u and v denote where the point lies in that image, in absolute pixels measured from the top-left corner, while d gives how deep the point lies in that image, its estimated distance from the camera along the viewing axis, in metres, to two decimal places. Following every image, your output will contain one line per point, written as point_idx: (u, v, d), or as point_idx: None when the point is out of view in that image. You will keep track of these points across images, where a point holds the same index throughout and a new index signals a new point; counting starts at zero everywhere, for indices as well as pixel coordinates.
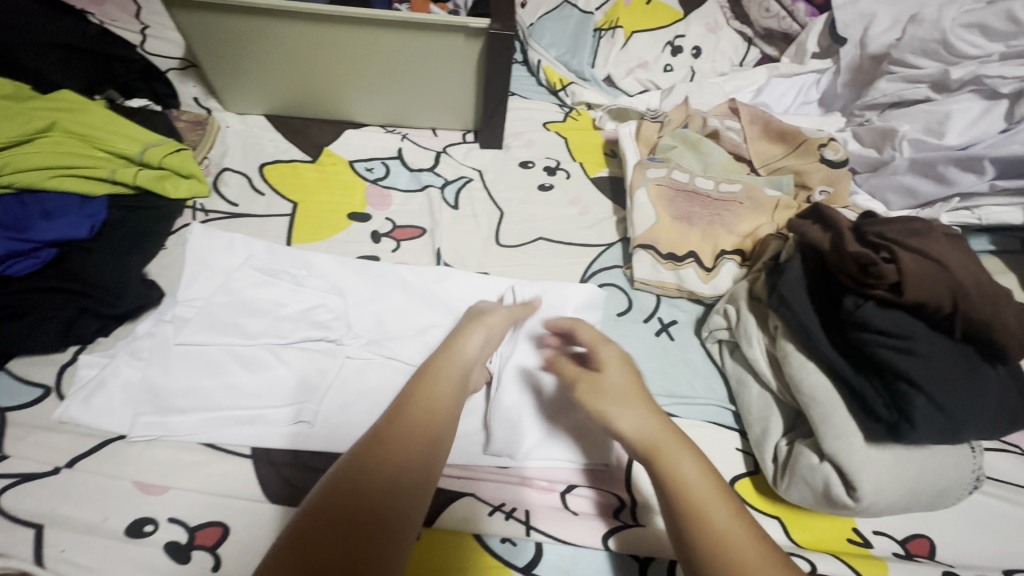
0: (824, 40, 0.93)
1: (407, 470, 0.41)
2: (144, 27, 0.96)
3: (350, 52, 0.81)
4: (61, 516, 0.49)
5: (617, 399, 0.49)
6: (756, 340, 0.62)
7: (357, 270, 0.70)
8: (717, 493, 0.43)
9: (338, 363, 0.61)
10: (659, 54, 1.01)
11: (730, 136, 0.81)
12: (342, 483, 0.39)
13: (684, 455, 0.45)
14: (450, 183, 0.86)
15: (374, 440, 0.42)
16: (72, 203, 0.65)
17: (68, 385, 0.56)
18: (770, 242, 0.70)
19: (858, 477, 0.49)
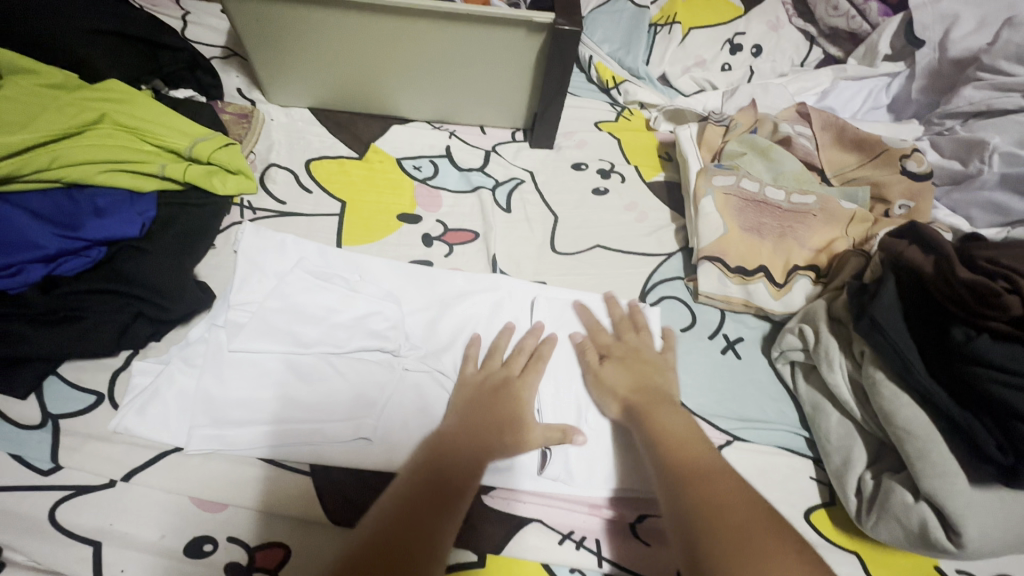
0: (898, 41, 0.88)
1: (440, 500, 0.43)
2: (185, 13, 0.93)
3: (403, 46, 0.78)
4: (120, 532, 0.47)
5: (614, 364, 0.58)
6: (838, 365, 0.58)
7: (411, 276, 0.67)
8: (695, 443, 0.47)
9: (396, 375, 0.58)
10: (717, 52, 0.96)
11: (802, 144, 0.76)
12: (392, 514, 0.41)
13: (669, 414, 0.51)
14: (501, 184, 0.82)
15: (421, 468, 0.46)
16: (122, 199, 0.62)
17: (121, 393, 0.54)
18: (849, 258, 0.66)
19: (962, 521, 0.46)
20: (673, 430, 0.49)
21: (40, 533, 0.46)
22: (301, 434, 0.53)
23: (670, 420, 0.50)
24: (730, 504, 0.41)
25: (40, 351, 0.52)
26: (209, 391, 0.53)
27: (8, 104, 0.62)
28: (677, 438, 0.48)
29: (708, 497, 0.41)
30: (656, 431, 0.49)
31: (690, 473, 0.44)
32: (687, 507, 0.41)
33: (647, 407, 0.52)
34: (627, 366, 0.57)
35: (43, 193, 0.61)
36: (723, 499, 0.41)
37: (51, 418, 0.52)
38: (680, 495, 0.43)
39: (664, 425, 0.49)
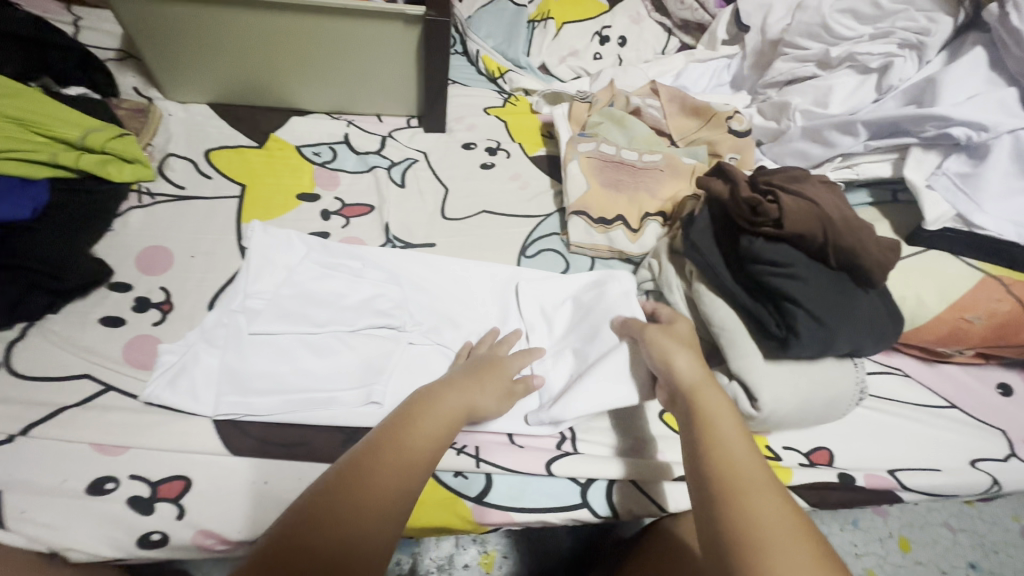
0: (732, 28, 1.03)
1: (375, 506, 0.44)
2: (77, 19, 0.96)
3: (288, 40, 0.84)
4: (19, 480, 0.50)
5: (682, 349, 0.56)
6: (676, 286, 0.69)
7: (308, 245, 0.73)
8: (767, 494, 0.44)
9: (401, 347, 0.65)
10: (588, 43, 1.09)
11: (651, 112, 0.89)
12: (314, 516, 0.42)
13: (720, 409, 0.50)
14: (396, 164, 0.90)
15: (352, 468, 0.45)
16: (12, 186, 0.65)
17: (17, 360, 0.57)
18: (687, 204, 0.79)
19: (758, 389, 0.58)
20: (723, 433, 0.49)
21: None
22: (314, 401, 0.59)
23: (722, 420, 0.49)
24: (775, 525, 0.42)
25: None
26: (234, 366, 0.59)
27: None
28: (727, 447, 0.47)
29: (751, 515, 0.42)
30: (708, 432, 0.49)
31: (740, 489, 0.44)
32: (731, 526, 0.42)
33: (703, 394, 0.52)
34: (687, 345, 0.57)
35: None
36: (769, 519, 0.42)
37: None
38: (729, 514, 0.43)
39: (717, 425, 0.49)
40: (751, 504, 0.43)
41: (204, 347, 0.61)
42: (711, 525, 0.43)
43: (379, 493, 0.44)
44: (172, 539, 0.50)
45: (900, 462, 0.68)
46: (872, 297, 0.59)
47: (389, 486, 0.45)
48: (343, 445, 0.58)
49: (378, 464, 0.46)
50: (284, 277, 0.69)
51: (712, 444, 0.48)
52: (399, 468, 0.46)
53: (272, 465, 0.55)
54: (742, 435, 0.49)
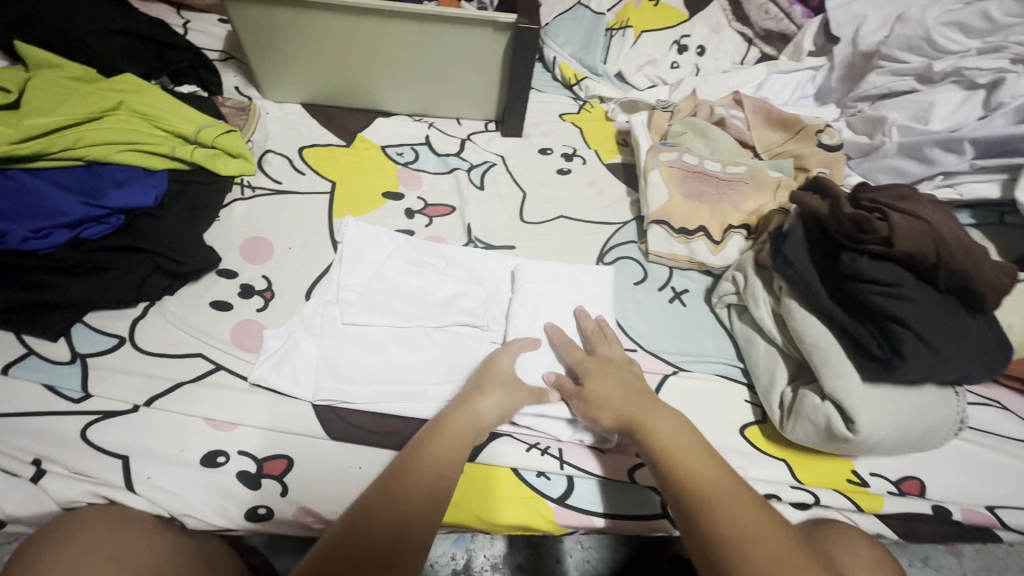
0: (820, 39, 1.01)
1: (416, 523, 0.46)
2: (186, 22, 1.03)
3: (382, 45, 0.87)
4: (143, 447, 0.54)
5: (603, 394, 0.57)
6: (763, 301, 0.68)
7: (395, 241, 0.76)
8: (736, 498, 0.46)
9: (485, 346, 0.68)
10: (666, 52, 1.08)
11: (736, 124, 0.88)
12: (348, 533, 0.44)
13: (665, 430, 0.52)
14: (476, 167, 0.92)
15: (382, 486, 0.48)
16: (138, 175, 0.70)
17: (141, 336, 0.62)
18: (773, 217, 0.77)
19: (855, 411, 0.56)
20: (681, 451, 0.50)
21: (75, 448, 0.53)
22: (405, 393, 0.61)
23: (667, 435, 0.51)
24: (758, 530, 0.44)
25: (71, 297, 0.60)
26: (330, 355, 0.62)
27: (37, 93, 0.69)
28: (690, 464, 0.49)
29: (736, 523, 0.44)
30: (666, 456, 0.50)
31: (719, 502, 0.46)
32: (716, 538, 0.44)
33: (648, 429, 0.52)
34: (620, 390, 0.57)
35: (68, 170, 0.69)
36: (751, 526, 0.44)
37: (80, 356, 0.59)
38: (710, 528, 0.45)
39: (669, 447, 0.50)
40: (733, 514, 0.45)
41: (302, 334, 0.64)
42: (696, 541, 0.45)
43: (411, 503, 0.46)
44: (276, 514, 0.53)
45: (999, 499, 0.64)
46: (980, 324, 0.57)
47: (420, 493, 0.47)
48: None
49: (400, 474, 0.48)
50: (374, 272, 0.71)
51: (674, 464, 0.49)
52: (426, 476, 0.48)
53: (365, 452, 0.57)
54: (699, 450, 0.50)
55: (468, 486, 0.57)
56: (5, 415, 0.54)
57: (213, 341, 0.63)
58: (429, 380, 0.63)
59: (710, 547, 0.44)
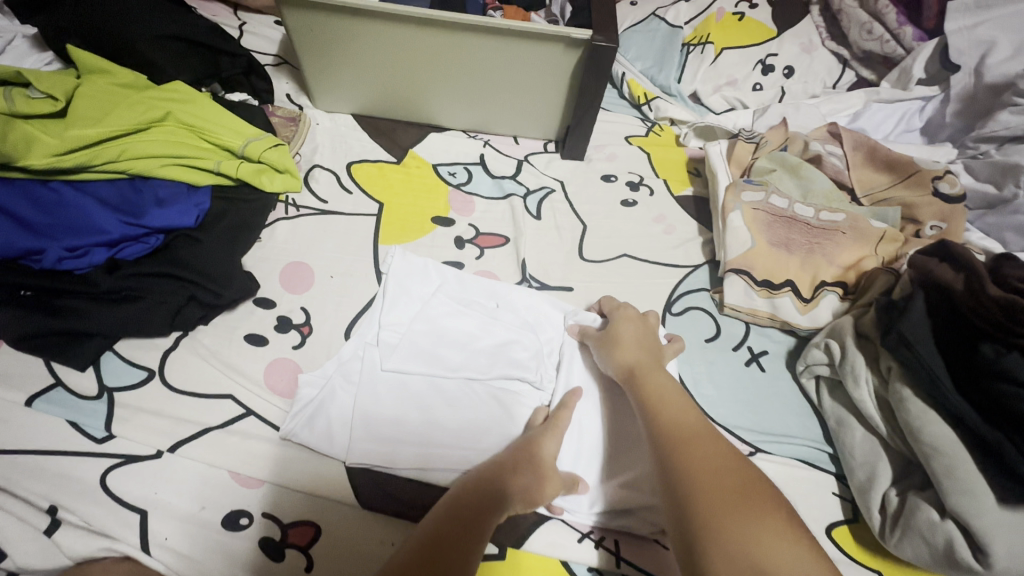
0: (933, 66, 0.88)
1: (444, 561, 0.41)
2: (242, 24, 0.99)
3: (442, 57, 0.81)
4: (163, 502, 0.50)
5: (616, 344, 0.59)
6: (864, 380, 0.58)
7: (443, 275, 0.69)
8: (710, 439, 0.46)
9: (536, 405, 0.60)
10: (748, 72, 0.98)
11: (832, 162, 0.78)
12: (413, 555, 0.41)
13: (660, 386, 0.53)
14: (532, 193, 0.85)
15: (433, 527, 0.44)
16: (181, 191, 0.67)
17: (171, 372, 0.57)
18: (877, 277, 0.66)
19: (990, 541, 0.46)
20: (667, 397, 0.51)
21: (93, 497, 0.49)
22: (445, 459, 0.54)
23: (664, 390, 0.52)
24: (718, 463, 0.44)
25: (102, 326, 0.56)
26: (367, 409, 0.56)
27: (85, 101, 0.66)
28: (668, 409, 0.50)
29: (697, 458, 0.44)
30: (651, 401, 0.51)
31: (686, 438, 0.46)
32: (674, 467, 0.44)
33: (645, 380, 0.54)
34: (635, 343, 0.59)
35: (110, 184, 0.65)
36: (712, 460, 0.44)
37: (107, 391, 0.55)
38: (674, 459, 0.45)
39: (658, 394, 0.52)
40: (696, 450, 0.45)
41: (339, 380, 0.58)
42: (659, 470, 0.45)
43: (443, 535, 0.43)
44: None
45: None
46: None
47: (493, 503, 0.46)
48: None
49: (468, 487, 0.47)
50: (418, 310, 0.65)
51: (656, 407, 0.50)
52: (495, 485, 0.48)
53: (398, 525, 0.51)
54: (684, 403, 0.51)
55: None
56: (24, 454, 0.50)
57: (245, 382, 0.58)
58: (473, 444, 0.56)
59: (668, 472, 0.44)
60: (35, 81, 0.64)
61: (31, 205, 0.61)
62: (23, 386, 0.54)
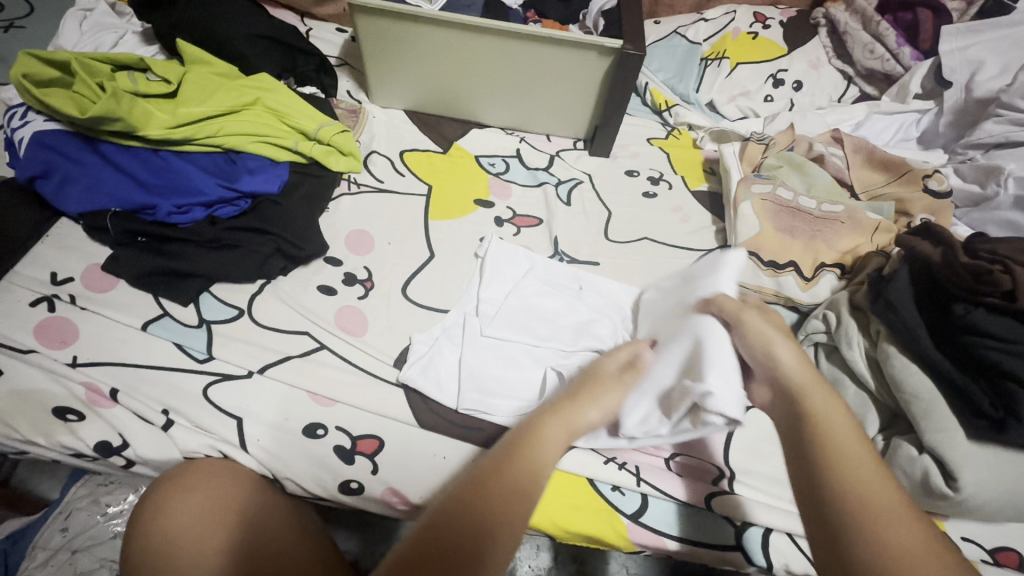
0: (928, 82, 0.98)
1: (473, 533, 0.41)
2: (308, 29, 1.11)
3: (490, 61, 0.92)
4: (253, 412, 0.59)
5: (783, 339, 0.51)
6: (856, 343, 0.66)
7: (514, 257, 0.78)
8: (900, 506, 0.40)
9: None
10: (761, 85, 1.08)
11: (834, 161, 0.87)
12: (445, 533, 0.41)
13: (839, 417, 0.45)
14: (563, 182, 0.95)
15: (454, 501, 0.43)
16: (266, 164, 0.77)
17: (257, 311, 0.67)
18: (871, 259, 0.75)
19: (958, 469, 0.54)
20: (836, 436, 0.43)
21: (197, 404, 0.59)
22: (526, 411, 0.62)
23: (838, 423, 0.44)
24: (908, 541, 0.38)
25: (203, 268, 0.66)
26: (471, 367, 0.65)
27: (191, 86, 0.78)
28: (844, 455, 0.42)
29: (887, 533, 0.38)
30: (823, 434, 0.44)
31: (869, 503, 0.40)
32: (853, 539, 0.38)
33: (810, 399, 0.46)
34: (780, 338, 0.51)
35: (207, 155, 0.76)
36: (903, 540, 0.38)
37: (205, 322, 0.65)
38: (855, 530, 0.39)
39: (835, 432, 0.44)
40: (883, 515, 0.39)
41: (443, 342, 0.68)
42: (828, 533, 0.40)
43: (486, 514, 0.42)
44: (367, 490, 0.57)
45: None
46: None
47: (514, 503, 0.43)
48: None
49: (484, 480, 0.44)
50: (507, 291, 0.73)
51: (829, 447, 0.43)
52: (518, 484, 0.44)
53: (449, 444, 0.60)
54: (867, 445, 0.43)
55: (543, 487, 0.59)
56: (140, 366, 0.60)
57: (319, 322, 0.68)
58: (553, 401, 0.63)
59: (844, 544, 0.39)
60: (154, 67, 0.77)
61: (145, 168, 0.72)
62: (138, 314, 0.64)
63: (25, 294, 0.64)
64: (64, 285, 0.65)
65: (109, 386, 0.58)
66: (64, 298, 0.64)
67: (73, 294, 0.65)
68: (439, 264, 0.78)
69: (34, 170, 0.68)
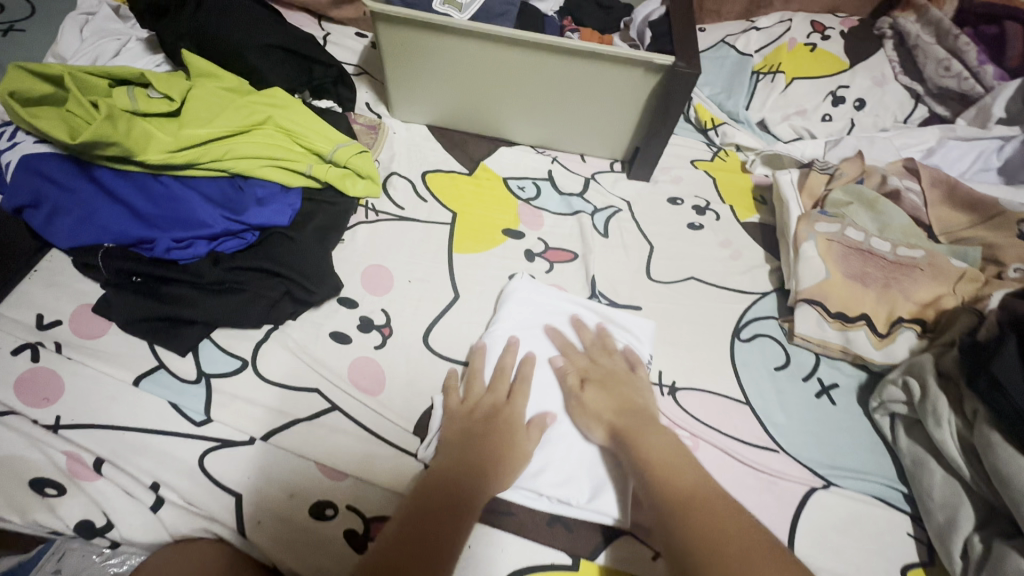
0: (1014, 106, 0.87)
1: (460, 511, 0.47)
2: (326, 34, 1.04)
3: (519, 76, 0.84)
4: (255, 487, 0.52)
5: (601, 392, 0.57)
6: (947, 422, 0.57)
7: (532, 296, 0.69)
8: (711, 495, 0.46)
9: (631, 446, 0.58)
10: (819, 103, 0.98)
11: (911, 198, 0.77)
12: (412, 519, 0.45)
13: (653, 444, 0.51)
14: (600, 211, 0.86)
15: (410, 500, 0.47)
16: (276, 192, 0.70)
17: (262, 363, 0.60)
18: (960, 317, 0.66)
19: None
20: (666, 459, 0.50)
21: (192, 478, 0.52)
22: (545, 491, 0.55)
23: (654, 445, 0.51)
24: (741, 531, 0.44)
25: (203, 315, 0.59)
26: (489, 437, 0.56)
27: (196, 104, 0.70)
28: (677, 474, 0.48)
29: (703, 523, 0.44)
30: (644, 461, 0.50)
31: (691, 505, 0.45)
32: (679, 536, 0.44)
33: (638, 440, 0.52)
34: (613, 398, 0.57)
35: (213, 181, 0.69)
36: (730, 532, 0.43)
37: (204, 376, 0.58)
38: (677, 525, 0.44)
39: (655, 454, 0.50)
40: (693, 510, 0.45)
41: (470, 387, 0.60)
42: (665, 536, 0.45)
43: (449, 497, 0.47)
44: None
45: None
46: None
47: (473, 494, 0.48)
48: (547, 524, 0.54)
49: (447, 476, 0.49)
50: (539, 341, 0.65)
51: (654, 466, 0.49)
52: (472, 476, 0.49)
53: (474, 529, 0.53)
54: (681, 458, 0.50)
55: None
56: (130, 430, 0.53)
57: (331, 377, 0.60)
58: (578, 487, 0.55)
59: (676, 541, 0.44)
60: (155, 83, 0.69)
61: (144, 197, 0.65)
62: (130, 366, 0.57)
63: (6, 340, 0.57)
64: (50, 331, 0.59)
65: (94, 455, 0.52)
66: (49, 345, 0.57)
67: (59, 341, 0.58)
68: (464, 306, 0.70)
69: (23, 199, 0.61)
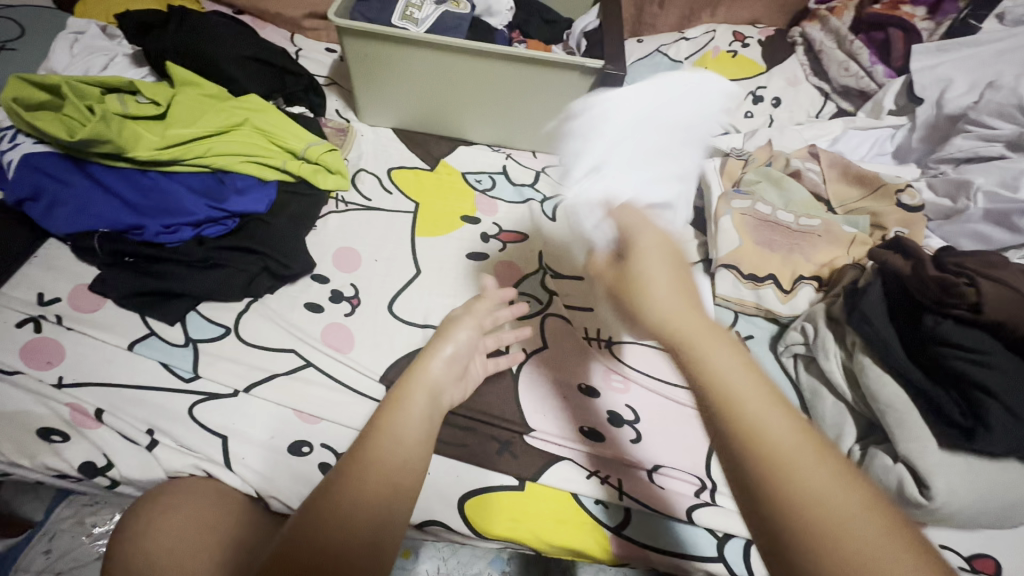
0: (901, 99, 1.01)
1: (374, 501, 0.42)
2: (297, 49, 1.13)
3: (474, 83, 0.94)
4: (238, 430, 0.60)
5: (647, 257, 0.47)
6: (833, 355, 0.68)
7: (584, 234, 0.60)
8: (858, 513, 0.31)
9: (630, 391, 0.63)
10: (741, 101, 1.11)
11: (811, 177, 0.90)
12: (306, 525, 0.40)
13: (762, 410, 0.35)
14: (548, 199, 0.97)
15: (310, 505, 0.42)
16: (254, 184, 0.79)
17: (244, 329, 0.68)
18: (847, 272, 0.77)
19: (931, 477, 0.55)
20: (788, 453, 0.34)
21: (184, 424, 0.59)
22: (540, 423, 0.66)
23: (769, 416, 0.35)
24: (879, 543, 0.31)
25: (189, 288, 0.67)
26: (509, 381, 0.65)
27: (180, 108, 0.79)
28: (800, 490, 0.32)
29: (841, 552, 0.30)
30: (758, 452, 0.34)
31: (847, 556, 0.30)
32: None
33: (696, 345, 0.40)
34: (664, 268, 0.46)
35: (196, 175, 0.77)
36: (865, 548, 0.30)
37: (192, 341, 0.66)
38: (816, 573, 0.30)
39: (768, 438, 0.34)
40: (854, 559, 0.30)
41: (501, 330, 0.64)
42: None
43: (350, 500, 0.41)
44: None
45: None
46: None
47: (381, 477, 0.43)
48: (497, 453, 0.63)
49: (349, 461, 0.43)
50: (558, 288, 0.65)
51: (781, 473, 0.33)
52: (380, 459, 0.43)
53: (433, 459, 0.61)
54: (826, 463, 0.34)
55: (527, 501, 0.60)
56: (125, 387, 0.61)
57: (306, 338, 0.68)
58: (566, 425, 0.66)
59: None
60: (143, 90, 0.78)
61: (133, 188, 0.73)
62: (125, 333, 0.65)
63: (11, 314, 0.64)
64: (51, 306, 0.66)
65: (94, 407, 0.59)
66: (50, 318, 0.65)
67: (59, 314, 0.65)
68: (425, 280, 0.79)
69: (24, 192, 0.69)
